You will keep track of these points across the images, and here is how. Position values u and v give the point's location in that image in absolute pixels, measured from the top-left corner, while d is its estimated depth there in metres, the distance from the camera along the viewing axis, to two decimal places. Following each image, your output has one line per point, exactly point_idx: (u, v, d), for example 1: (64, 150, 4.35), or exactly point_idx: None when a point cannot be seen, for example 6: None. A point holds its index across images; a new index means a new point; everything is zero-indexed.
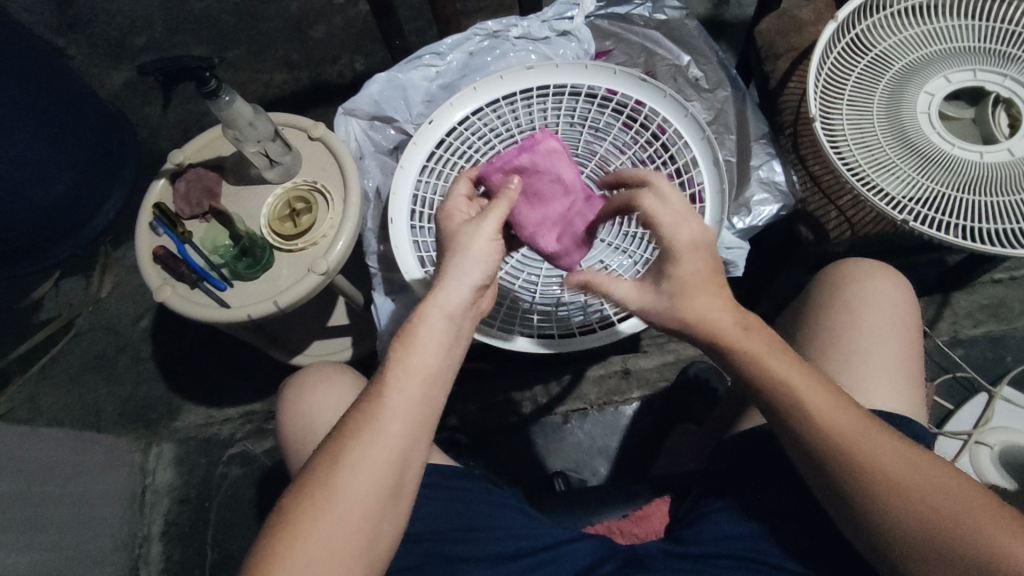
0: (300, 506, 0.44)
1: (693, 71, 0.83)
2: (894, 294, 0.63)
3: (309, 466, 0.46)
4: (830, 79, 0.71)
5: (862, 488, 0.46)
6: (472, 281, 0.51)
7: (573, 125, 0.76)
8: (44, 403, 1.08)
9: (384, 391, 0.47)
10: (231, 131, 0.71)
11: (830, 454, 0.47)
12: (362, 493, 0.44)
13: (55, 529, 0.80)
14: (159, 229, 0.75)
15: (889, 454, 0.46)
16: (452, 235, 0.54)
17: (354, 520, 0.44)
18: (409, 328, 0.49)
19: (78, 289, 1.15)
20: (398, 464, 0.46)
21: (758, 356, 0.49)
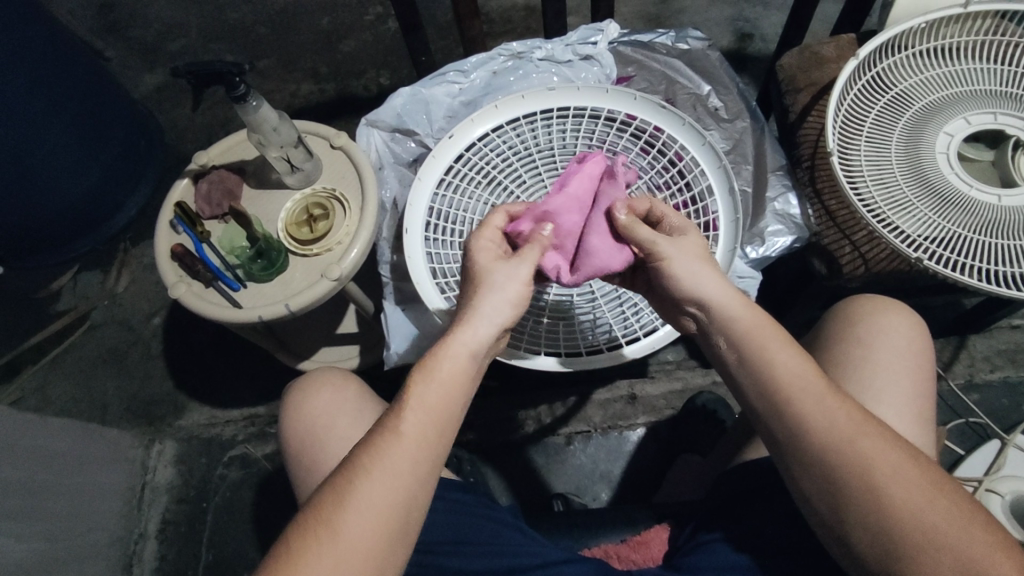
0: (304, 537, 0.43)
1: (713, 101, 0.84)
2: (910, 335, 0.62)
3: (315, 498, 0.45)
4: (849, 117, 0.71)
5: (882, 520, 0.44)
6: (500, 322, 0.52)
7: (591, 147, 0.76)
8: (53, 393, 1.09)
9: (399, 423, 0.47)
10: (255, 136, 0.73)
11: (846, 486, 0.45)
12: (366, 529, 0.44)
13: (52, 518, 0.80)
14: (179, 228, 0.76)
15: (913, 489, 0.44)
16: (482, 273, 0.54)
17: (358, 556, 0.43)
18: (429, 363, 0.49)
19: (96, 283, 1.17)
20: (405, 500, 0.45)
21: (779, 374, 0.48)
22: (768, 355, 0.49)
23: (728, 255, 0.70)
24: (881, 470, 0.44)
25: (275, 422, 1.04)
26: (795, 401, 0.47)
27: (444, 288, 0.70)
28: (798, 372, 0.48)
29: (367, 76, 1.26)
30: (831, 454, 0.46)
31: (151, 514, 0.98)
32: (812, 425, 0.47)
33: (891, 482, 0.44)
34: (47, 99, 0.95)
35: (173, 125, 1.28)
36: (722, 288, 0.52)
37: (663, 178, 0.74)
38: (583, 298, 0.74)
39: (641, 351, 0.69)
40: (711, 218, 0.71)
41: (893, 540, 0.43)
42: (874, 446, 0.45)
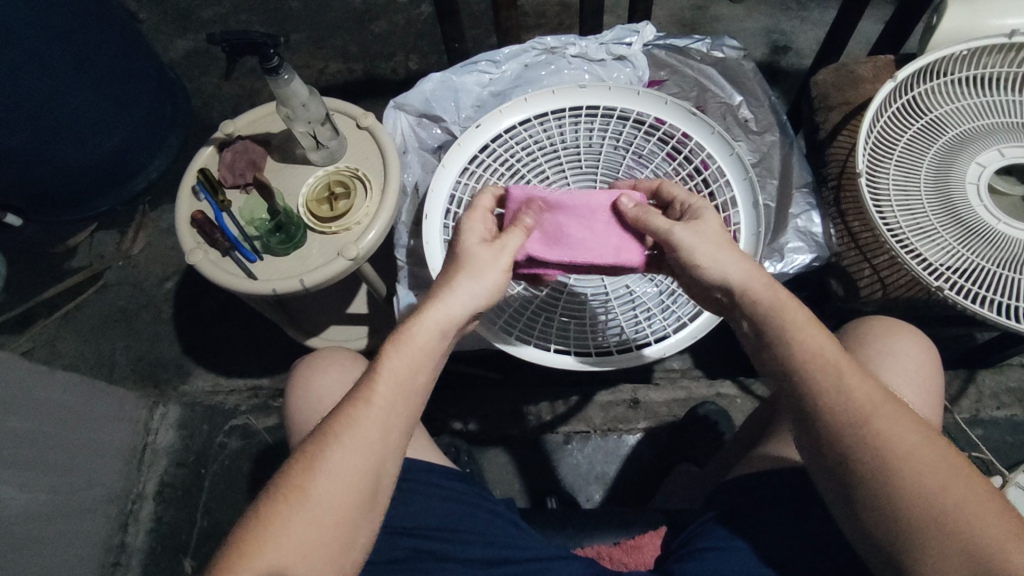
0: (275, 505, 0.45)
1: (744, 111, 0.83)
2: (916, 355, 0.62)
3: (286, 465, 0.47)
4: (880, 141, 0.71)
5: (887, 498, 0.44)
6: (473, 303, 0.53)
7: (616, 149, 0.76)
8: (62, 347, 1.10)
9: (371, 397, 0.48)
10: (284, 109, 0.73)
11: (855, 468, 0.45)
12: (336, 498, 0.45)
13: (49, 469, 0.81)
14: (201, 195, 0.77)
15: (920, 471, 0.43)
16: (463, 251, 0.55)
17: (326, 524, 0.45)
18: (401, 339, 0.50)
19: (112, 243, 1.18)
20: (374, 473, 0.47)
21: (812, 351, 0.48)
22: (803, 341, 0.48)
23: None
24: (887, 440, 0.45)
25: (278, 395, 1.04)
26: (830, 396, 0.47)
27: None
28: (843, 365, 0.47)
29: (396, 59, 1.26)
30: (855, 462, 0.45)
31: (151, 475, 0.98)
32: (844, 441, 0.46)
33: (914, 495, 0.43)
34: (78, 55, 0.95)
35: (200, 92, 1.28)
36: (747, 269, 0.52)
37: (687, 186, 0.74)
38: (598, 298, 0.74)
39: (653, 356, 0.68)
40: (733, 229, 0.71)
41: (899, 515, 0.43)
42: (906, 459, 0.44)
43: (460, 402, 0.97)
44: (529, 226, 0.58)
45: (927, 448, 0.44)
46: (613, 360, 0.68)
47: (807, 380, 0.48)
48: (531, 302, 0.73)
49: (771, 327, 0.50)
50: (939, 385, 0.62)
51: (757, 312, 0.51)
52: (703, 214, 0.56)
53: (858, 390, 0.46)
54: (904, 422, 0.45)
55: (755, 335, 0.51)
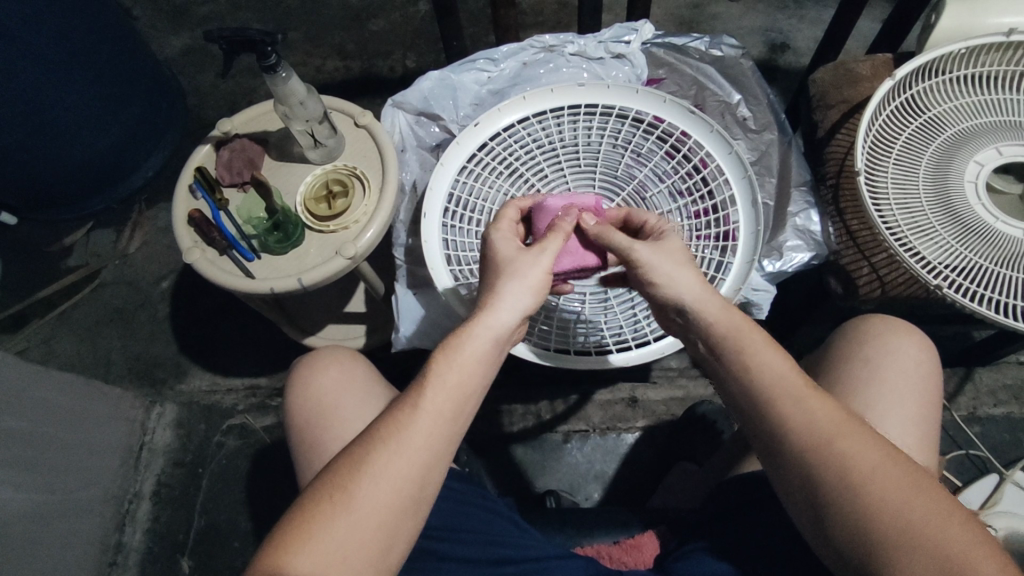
0: (318, 504, 0.45)
1: (742, 109, 0.82)
2: (918, 356, 0.62)
3: (330, 470, 0.47)
4: (878, 140, 0.71)
5: (857, 517, 0.44)
6: (521, 309, 0.52)
7: (615, 147, 0.76)
8: (58, 346, 1.10)
9: (419, 402, 0.48)
10: (282, 106, 0.72)
11: (826, 489, 0.45)
12: (380, 502, 0.45)
13: (46, 469, 0.81)
14: (198, 193, 0.76)
15: (887, 491, 0.43)
16: (506, 261, 0.55)
17: (370, 526, 0.45)
18: (450, 348, 0.50)
19: (108, 242, 1.17)
20: (421, 479, 0.46)
21: (778, 373, 0.48)
22: (770, 362, 0.49)
23: (749, 259, 0.69)
24: (851, 454, 0.45)
25: (276, 395, 1.04)
26: (797, 413, 0.47)
27: (461, 289, 0.69)
28: (805, 387, 0.48)
29: (393, 58, 1.25)
30: (825, 482, 0.45)
31: (148, 475, 0.98)
32: (811, 463, 0.46)
33: (886, 513, 0.43)
34: (73, 53, 0.95)
35: (196, 90, 1.28)
36: (702, 290, 0.52)
37: (686, 184, 0.74)
38: (596, 298, 0.74)
39: (652, 355, 0.69)
40: (731, 228, 0.71)
41: (869, 534, 0.43)
42: (872, 477, 0.44)
43: None
44: (567, 229, 0.57)
45: (894, 464, 0.45)
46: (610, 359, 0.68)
47: (772, 404, 0.48)
48: None
49: (727, 347, 0.50)
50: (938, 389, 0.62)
51: (714, 332, 0.51)
52: (666, 236, 0.56)
53: (824, 408, 0.47)
54: (868, 439, 0.45)
55: (714, 357, 0.52)
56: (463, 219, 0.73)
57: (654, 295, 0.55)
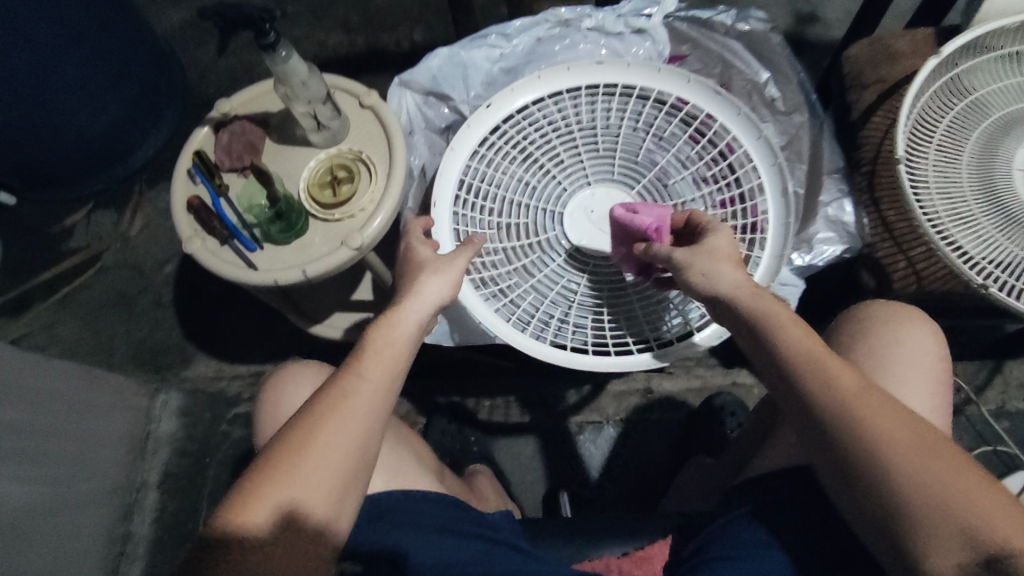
0: (265, 476, 0.47)
1: (771, 90, 0.77)
2: (926, 343, 0.58)
3: (272, 444, 0.49)
4: (920, 122, 0.66)
5: (877, 481, 0.45)
6: (439, 299, 0.59)
7: (636, 130, 0.72)
8: (63, 331, 1.08)
9: (356, 375, 0.51)
10: (282, 87, 0.68)
11: (846, 456, 0.46)
12: (326, 469, 0.48)
13: (52, 460, 0.80)
14: (197, 178, 0.73)
15: (906, 455, 0.44)
16: (423, 261, 0.61)
17: (317, 492, 0.47)
18: (383, 325, 0.55)
19: (109, 224, 1.15)
20: (361, 444, 0.50)
21: (791, 345, 0.49)
22: (796, 344, 0.49)
23: (777, 253, 0.66)
24: (871, 420, 0.45)
25: None
26: (814, 390, 0.47)
27: (477, 285, 0.67)
28: (827, 360, 0.48)
29: (399, 32, 1.19)
30: (847, 450, 0.46)
31: (153, 464, 0.96)
32: (830, 430, 0.47)
33: (907, 477, 0.44)
34: (71, 29, 0.90)
35: (195, 66, 1.23)
36: (735, 279, 0.53)
37: (711, 171, 0.70)
38: (614, 295, 0.71)
39: (674, 357, 0.66)
40: (759, 219, 0.67)
41: (891, 497, 0.44)
42: (890, 442, 0.45)
43: (467, 391, 0.94)
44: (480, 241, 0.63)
45: (911, 430, 0.45)
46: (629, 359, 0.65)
47: (797, 373, 0.48)
48: (544, 298, 0.70)
49: (753, 320, 0.51)
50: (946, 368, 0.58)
51: (743, 313, 0.52)
52: (714, 231, 0.57)
53: (845, 377, 0.47)
54: (889, 407, 0.46)
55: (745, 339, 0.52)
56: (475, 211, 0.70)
57: (692, 288, 0.56)
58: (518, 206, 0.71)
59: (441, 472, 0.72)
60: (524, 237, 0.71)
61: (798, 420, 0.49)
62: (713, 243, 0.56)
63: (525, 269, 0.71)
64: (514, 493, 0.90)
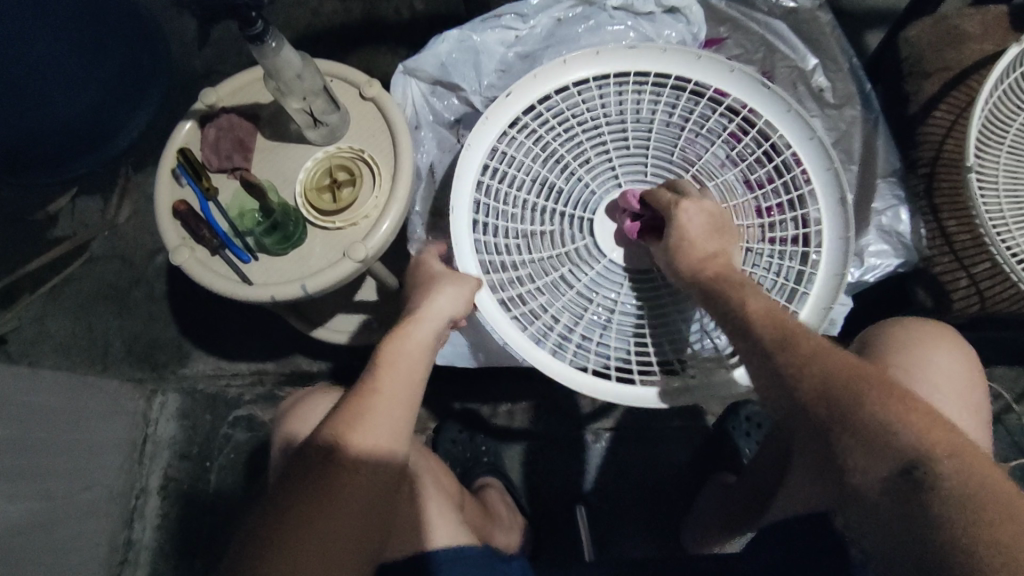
0: (280, 520, 0.44)
1: (818, 78, 0.73)
2: (952, 362, 0.56)
3: (284, 483, 0.45)
4: (989, 129, 0.67)
5: (855, 442, 0.43)
6: (452, 313, 0.55)
7: (670, 125, 0.66)
8: (53, 326, 1.02)
9: (372, 402, 0.49)
10: (273, 81, 0.60)
11: (818, 418, 0.44)
12: (350, 508, 0.45)
13: (48, 477, 0.76)
14: (183, 179, 0.66)
15: (878, 415, 0.42)
16: (431, 276, 0.58)
17: (339, 533, 0.44)
18: (393, 344, 0.52)
19: (95, 210, 1.06)
20: (380, 478, 0.47)
21: (760, 315, 0.50)
22: (742, 296, 0.52)
23: (837, 270, 0.61)
24: (841, 378, 0.45)
25: (284, 384, 1.00)
26: (742, 327, 0.50)
27: (502, 303, 0.62)
28: (764, 312, 0.50)
29: None
30: (827, 419, 0.44)
31: (154, 468, 0.91)
32: (804, 397, 0.45)
33: (882, 433, 0.42)
34: None
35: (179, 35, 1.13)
36: (707, 246, 0.56)
37: (755, 173, 0.64)
38: (654, 313, 0.65)
39: (705, 394, 0.61)
40: (811, 226, 0.62)
41: (876, 461, 0.42)
42: (863, 403, 0.43)
43: (478, 395, 0.90)
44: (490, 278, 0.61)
45: (879, 387, 0.44)
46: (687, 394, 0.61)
47: (767, 342, 0.48)
48: (582, 312, 0.64)
49: (715, 288, 0.53)
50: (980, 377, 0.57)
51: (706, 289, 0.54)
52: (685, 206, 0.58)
53: (808, 340, 0.48)
54: (855, 371, 0.45)
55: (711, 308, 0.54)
56: (497, 218, 0.64)
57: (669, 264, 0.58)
58: (544, 211, 0.65)
59: (460, 494, 0.68)
60: (552, 247, 0.65)
61: (781, 402, 0.48)
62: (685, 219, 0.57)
63: (558, 283, 0.65)
64: (529, 502, 0.86)
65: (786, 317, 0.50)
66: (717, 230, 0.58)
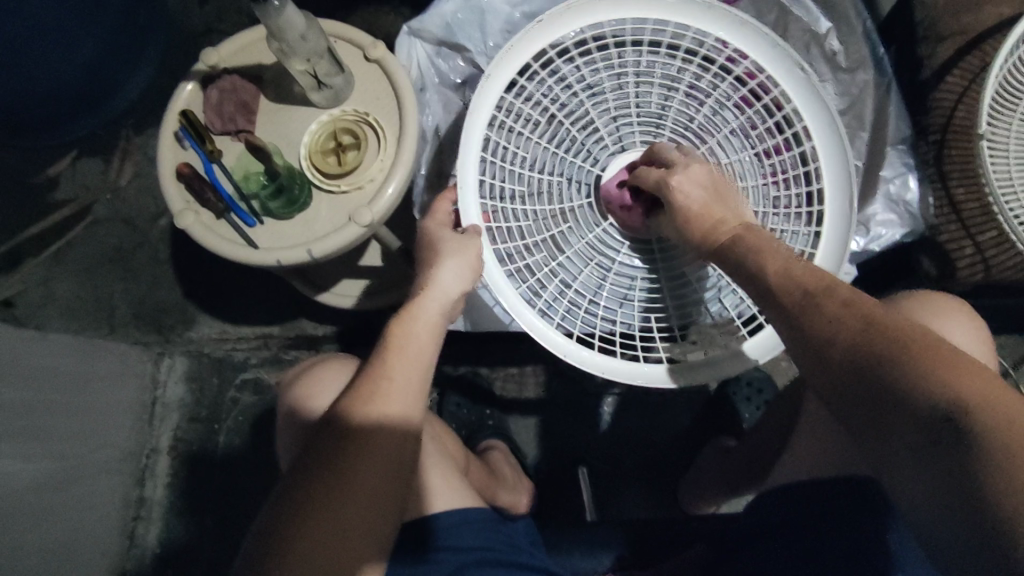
0: (305, 490, 0.44)
1: (831, 42, 0.73)
2: (960, 333, 0.57)
3: (307, 456, 0.45)
4: (1005, 99, 0.66)
5: (891, 399, 0.39)
6: (462, 285, 0.55)
7: (690, 99, 0.67)
8: (57, 289, 1.02)
9: (388, 374, 0.49)
10: (276, 41, 0.59)
11: (852, 378, 0.41)
12: (374, 478, 0.45)
13: (61, 440, 0.77)
14: (186, 142, 0.65)
15: (922, 368, 0.38)
16: (433, 238, 0.58)
17: (366, 503, 0.44)
18: (404, 317, 0.52)
19: (95, 172, 1.05)
20: (401, 447, 0.47)
21: (791, 272, 0.47)
22: (762, 258, 0.49)
23: (840, 242, 0.61)
24: (885, 335, 0.40)
25: (288, 348, 1.02)
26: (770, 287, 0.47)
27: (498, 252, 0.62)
28: (785, 269, 0.47)
29: None
30: (864, 377, 0.40)
31: (164, 429, 0.94)
32: (840, 356, 0.42)
33: (929, 391, 0.37)
34: None
35: None
36: (717, 208, 0.55)
37: (766, 145, 0.65)
38: (649, 280, 0.67)
39: (688, 376, 0.61)
40: (815, 189, 0.63)
41: (916, 415, 0.37)
42: (906, 357, 0.39)
43: (483, 360, 0.91)
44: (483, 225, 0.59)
45: (922, 346, 0.39)
46: (692, 372, 0.61)
47: (800, 306, 0.45)
48: (572, 281, 0.65)
49: (742, 243, 0.51)
50: (992, 347, 0.58)
51: (721, 251, 0.53)
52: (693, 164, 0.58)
53: (843, 297, 0.44)
54: (899, 330, 0.40)
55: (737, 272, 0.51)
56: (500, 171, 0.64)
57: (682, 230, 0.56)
58: (558, 167, 0.67)
59: (465, 457, 0.69)
60: (549, 205, 0.66)
61: (805, 368, 0.45)
62: (691, 180, 0.56)
63: (553, 243, 0.66)
64: (533, 464, 0.89)
65: (807, 269, 0.47)
66: (718, 195, 0.56)
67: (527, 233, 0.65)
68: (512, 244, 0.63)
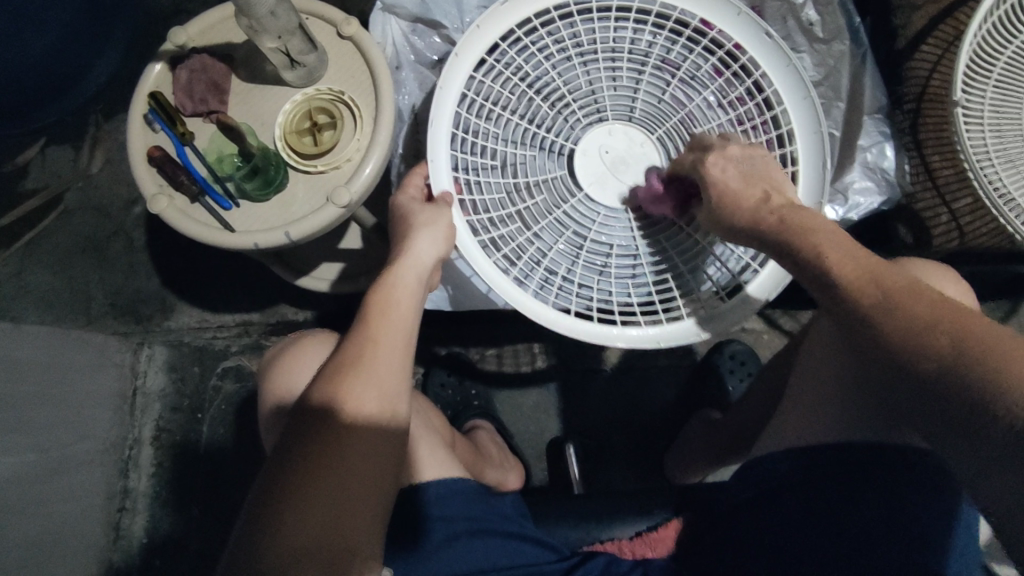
0: (295, 464, 0.44)
1: (808, 13, 0.72)
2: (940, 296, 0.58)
3: (293, 432, 0.45)
4: (977, 69, 0.67)
5: (921, 363, 0.41)
6: (437, 254, 0.55)
7: (661, 70, 0.67)
8: (30, 281, 0.99)
9: (369, 346, 0.49)
10: (246, 19, 0.57)
11: (885, 341, 0.43)
12: (362, 448, 0.45)
13: (44, 430, 0.76)
14: (156, 124, 0.64)
15: (963, 333, 0.40)
16: (404, 211, 0.58)
17: (358, 472, 0.44)
18: (381, 289, 0.52)
19: (67, 160, 1.02)
20: (386, 416, 0.47)
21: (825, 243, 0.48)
22: (808, 227, 0.50)
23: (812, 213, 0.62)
24: (917, 306, 0.42)
25: (271, 334, 1.00)
26: (807, 278, 0.49)
27: (475, 227, 0.62)
28: (839, 247, 0.48)
29: None
30: (896, 343, 0.43)
31: (146, 419, 0.92)
32: (876, 323, 0.44)
33: (966, 351, 0.39)
34: None
35: None
36: (755, 183, 0.56)
37: (739, 111, 0.66)
38: (623, 253, 0.67)
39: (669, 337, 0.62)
40: (788, 152, 0.63)
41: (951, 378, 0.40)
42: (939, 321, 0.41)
43: (468, 340, 0.91)
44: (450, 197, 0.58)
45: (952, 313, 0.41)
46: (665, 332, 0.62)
47: (834, 272, 0.47)
48: (546, 254, 0.65)
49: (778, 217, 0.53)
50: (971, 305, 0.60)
51: (748, 225, 0.54)
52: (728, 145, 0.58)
53: (869, 263, 0.46)
54: (934, 300, 0.43)
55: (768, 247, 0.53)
56: (474, 144, 0.63)
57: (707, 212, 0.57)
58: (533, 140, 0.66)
59: (452, 435, 0.69)
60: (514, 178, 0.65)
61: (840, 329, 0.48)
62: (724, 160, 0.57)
63: (524, 217, 0.65)
64: (521, 442, 0.89)
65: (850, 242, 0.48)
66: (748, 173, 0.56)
67: (493, 207, 0.64)
68: (489, 215, 0.63)
